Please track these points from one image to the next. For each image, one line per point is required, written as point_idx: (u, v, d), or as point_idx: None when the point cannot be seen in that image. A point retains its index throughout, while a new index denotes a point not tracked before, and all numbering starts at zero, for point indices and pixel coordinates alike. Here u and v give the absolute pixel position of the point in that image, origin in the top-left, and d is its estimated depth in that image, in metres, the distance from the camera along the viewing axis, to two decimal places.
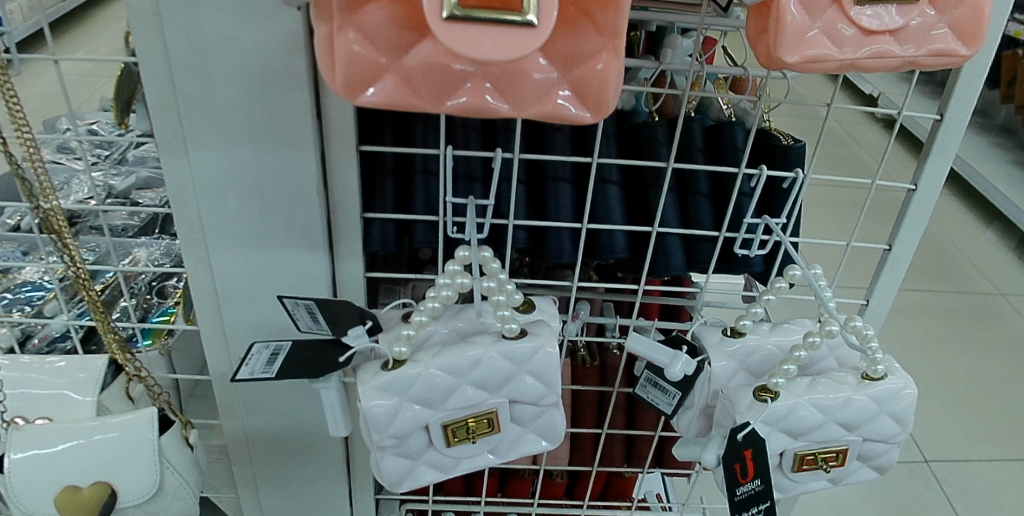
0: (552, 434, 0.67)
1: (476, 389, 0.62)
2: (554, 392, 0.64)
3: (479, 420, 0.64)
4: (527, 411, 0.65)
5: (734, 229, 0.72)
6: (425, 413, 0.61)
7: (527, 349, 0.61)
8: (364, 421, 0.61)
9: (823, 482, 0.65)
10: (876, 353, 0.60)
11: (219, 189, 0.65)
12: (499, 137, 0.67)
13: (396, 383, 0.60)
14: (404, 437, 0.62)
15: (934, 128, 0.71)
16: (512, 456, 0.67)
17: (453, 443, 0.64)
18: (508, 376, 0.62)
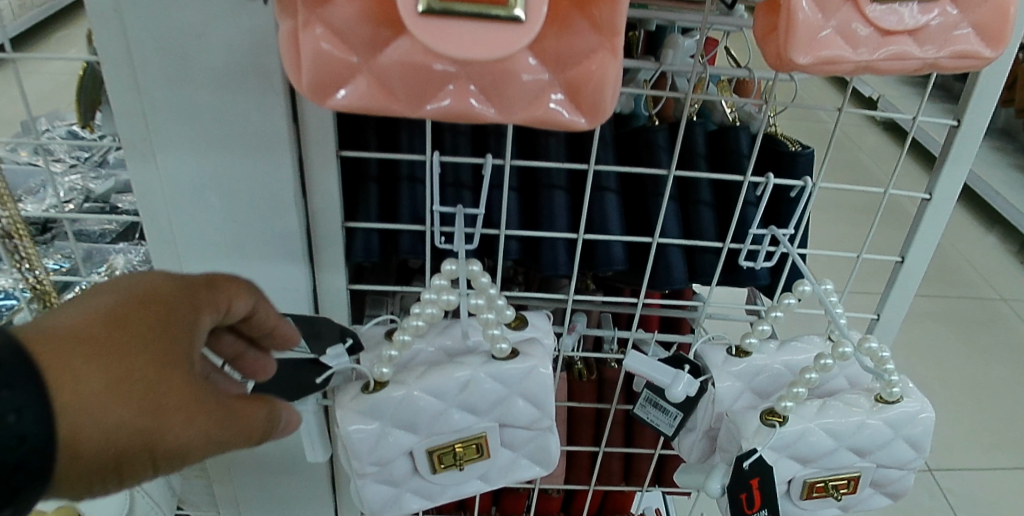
0: (545, 459, 0.63)
1: (464, 413, 0.58)
2: (548, 416, 0.60)
3: (467, 446, 0.60)
4: (519, 436, 0.61)
5: (739, 239, 0.67)
6: (409, 438, 0.58)
7: (519, 371, 0.57)
8: (343, 447, 0.57)
9: (833, 511, 0.61)
10: (892, 376, 0.56)
11: (191, 197, 0.61)
12: (490, 142, 0.63)
13: (379, 406, 0.56)
14: (386, 464, 0.58)
15: (950, 135, 0.67)
16: (503, 482, 0.64)
17: (439, 470, 0.60)
18: (499, 399, 0.58)
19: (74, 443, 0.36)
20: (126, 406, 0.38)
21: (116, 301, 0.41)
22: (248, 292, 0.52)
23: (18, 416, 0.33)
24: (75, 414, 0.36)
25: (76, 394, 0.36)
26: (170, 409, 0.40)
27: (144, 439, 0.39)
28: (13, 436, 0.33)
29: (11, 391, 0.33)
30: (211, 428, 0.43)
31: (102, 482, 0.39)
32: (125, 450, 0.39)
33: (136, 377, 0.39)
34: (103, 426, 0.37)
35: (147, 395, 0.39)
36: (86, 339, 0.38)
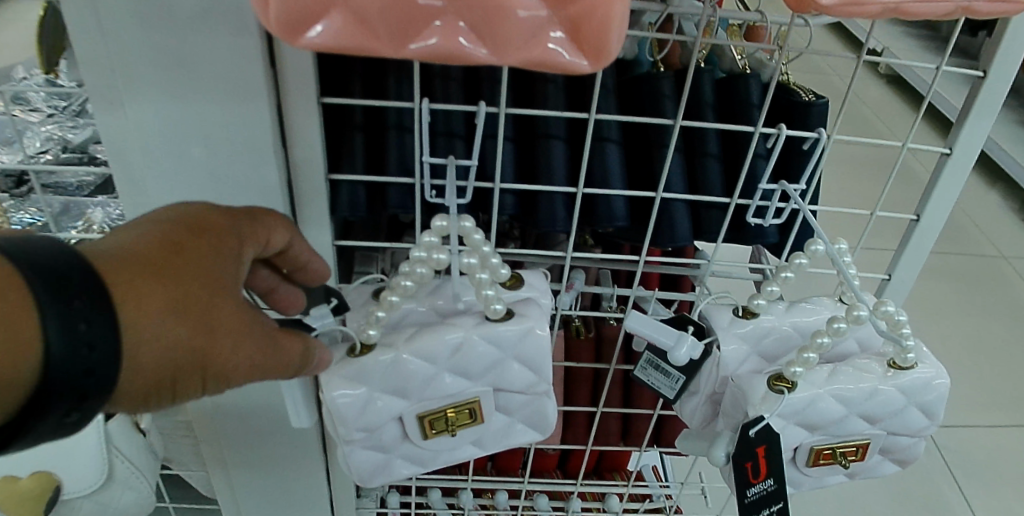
0: (542, 424, 0.61)
1: (456, 377, 0.56)
2: (546, 380, 0.57)
3: (460, 411, 0.57)
4: (514, 401, 0.59)
5: (748, 195, 0.63)
6: (398, 404, 0.55)
7: (514, 333, 0.54)
8: (329, 414, 0.54)
9: (839, 477, 0.59)
10: (908, 341, 0.53)
11: (161, 148, 0.57)
12: (484, 90, 0.58)
13: (365, 370, 0.53)
14: (375, 430, 0.56)
15: (976, 86, 0.62)
16: (498, 448, 0.62)
17: (431, 436, 0.58)
18: (494, 363, 0.56)
19: (135, 356, 0.40)
20: (178, 324, 0.42)
21: (166, 234, 0.45)
22: (286, 227, 0.54)
23: (88, 325, 0.37)
24: (137, 334, 0.40)
25: (138, 316, 0.40)
26: (215, 335, 0.44)
27: (195, 355, 0.43)
28: (88, 343, 0.37)
29: (82, 303, 0.37)
30: (251, 354, 0.46)
31: (160, 393, 0.43)
32: (179, 365, 0.42)
33: (186, 300, 0.42)
34: (159, 341, 0.41)
35: (194, 315, 0.43)
36: (141, 264, 0.42)
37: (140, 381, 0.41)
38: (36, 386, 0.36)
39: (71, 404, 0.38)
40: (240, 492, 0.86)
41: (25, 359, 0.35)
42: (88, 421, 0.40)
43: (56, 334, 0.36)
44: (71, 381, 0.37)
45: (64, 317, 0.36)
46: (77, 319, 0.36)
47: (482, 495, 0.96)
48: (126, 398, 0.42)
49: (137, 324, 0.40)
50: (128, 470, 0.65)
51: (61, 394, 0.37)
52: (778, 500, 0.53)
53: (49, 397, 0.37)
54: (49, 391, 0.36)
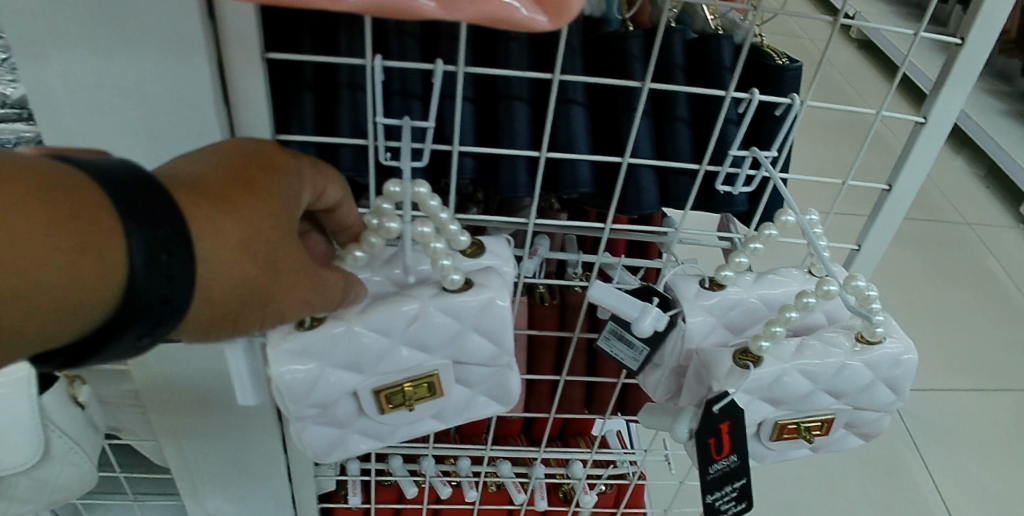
0: (506, 396, 0.59)
1: (412, 350, 0.53)
2: (508, 353, 0.55)
3: (418, 386, 0.55)
4: (474, 374, 0.57)
5: (717, 162, 0.61)
6: (351, 379, 0.53)
7: (472, 304, 0.52)
8: (277, 391, 0.52)
9: (803, 451, 0.59)
10: (875, 315, 0.52)
11: (92, 105, 0.52)
12: (442, 47, 0.55)
13: (315, 345, 0.50)
14: (328, 406, 0.54)
15: (954, 53, 0.60)
16: (460, 420, 0.60)
17: (387, 411, 0.56)
18: (452, 335, 0.53)
19: (206, 289, 0.40)
20: (246, 262, 0.42)
21: (237, 168, 0.44)
22: (342, 186, 0.50)
23: (168, 256, 0.37)
24: (208, 266, 0.40)
25: (211, 249, 0.40)
26: (279, 273, 0.44)
27: (258, 293, 0.43)
28: (167, 272, 0.37)
29: (165, 233, 0.37)
30: (306, 293, 0.46)
31: (222, 325, 0.43)
32: (244, 301, 0.43)
33: (256, 237, 0.42)
34: (230, 275, 0.41)
35: (263, 253, 0.43)
36: (212, 197, 0.41)
37: (205, 314, 0.41)
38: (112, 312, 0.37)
39: (144, 331, 0.38)
40: (194, 462, 0.83)
41: (107, 285, 0.36)
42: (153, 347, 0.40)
43: (138, 263, 0.36)
44: (149, 309, 0.37)
45: (149, 246, 0.36)
46: (158, 251, 0.37)
47: (444, 462, 0.95)
48: (192, 329, 0.42)
49: (208, 258, 0.40)
50: (67, 447, 0.62)
51: (137, 321, 0.37)
52: (741, 476, 0.53)
53: (124, 324, 0.37)
54: (126, 317, 0.37)
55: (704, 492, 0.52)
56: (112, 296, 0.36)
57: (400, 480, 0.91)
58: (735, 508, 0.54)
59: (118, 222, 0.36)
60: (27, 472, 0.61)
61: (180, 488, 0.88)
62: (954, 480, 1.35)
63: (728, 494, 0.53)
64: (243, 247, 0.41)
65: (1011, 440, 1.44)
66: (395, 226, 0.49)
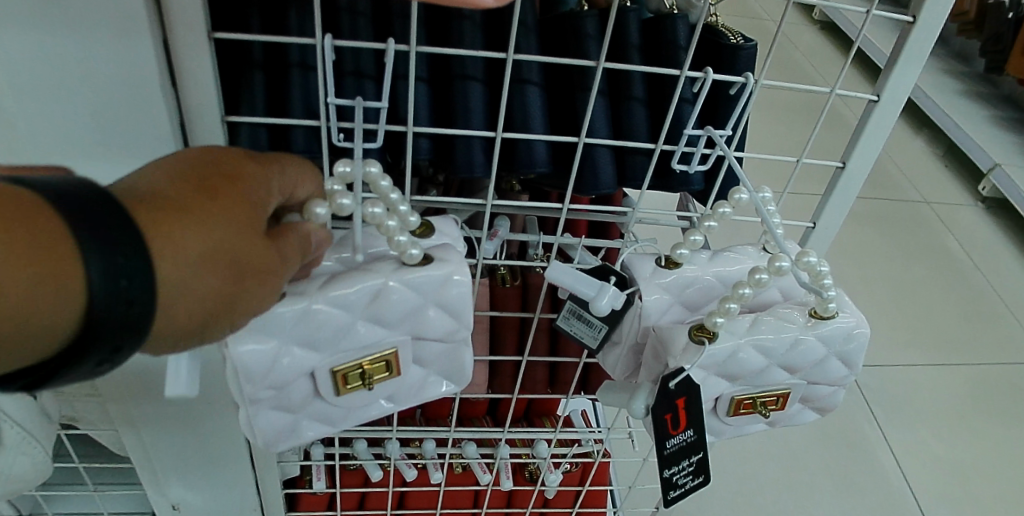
0: (460, 376, 0.59)
1: (371, 328, 0.53)
2: (467, 328, 0.55)
3: (376, 365, 0.55)
4: (431, 352, 0.57)
5: (673, 141, 0.61)
6: (309, 356, 0.52)
7: (435, 278, 0.52)
8: (231, 371, 0.51)
9: (760, 425, 0.60)
10: (828, 292, 0.53)
11: (30, 88, 0.51)
12: (394, 26, 0.54)
13: (275, 322, 0.50)
14: (284, 388, 0.53)
15: (905, 31, 0.61)
16: (414, 402, 0.60)
17: (343, 392, 0.56)
18: (412, 310, 0.53)
19: (170, 308, 0.38)
20: (214, 276, 0.40)
21: (202, 175, 0.42)
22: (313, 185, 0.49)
23: (130, 281, 0.35)
24: (173, 285, 0.38)
25: (176, 267, 0.38)
26: (249, 285, 0.42)
27: (227, 307, 0.41)
28: (128, 299, 0.35)
29: (125, 257, 0.35)
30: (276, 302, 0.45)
31: (189, 341, 0.41)
32: (213, 315, 0.41)
33: (225, 248, 0.40)
34: (197, 293, 0.39)
35: (232, 266, 0.41)
36: (175, 208, 0.39)
37: (169, 332, 0.39)
38: (67, 339, 0.35)
39: (102, 357, 0.36)
40: (155, 450, 0.82)
41: (62, 311, 0.34)
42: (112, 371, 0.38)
43: (94, 288, 0.34)
44: (109, 337, 0.35)
45: (108, 271, 0.34)
46: (119, 276, 0.34)
47: (409, 445, 0.95)
48: (156, 349, 0.40)
49: (172, 275, 0.38)
50: (19, 437, 0.61)
51: (96, 347, 0.35)
52: (698, 450, 0.54)
53: (80, 351, 0.35)
54: (82, 344, 0.35)
55: (662, 467, 0.53)
56: (67, 320, 0.34)
57: (365, 464, 0.90)
58: (691, 482, 0.55)
59: (74, 246, 0.34)
60: None
61: (141, 477, 0.87)
62: (911, 450, 1.40)
63: (685, 468, 0.54)
64: (209, 262, 0.39)
65: (965, 411, 1.49)
66: (347, 202, 0.47)
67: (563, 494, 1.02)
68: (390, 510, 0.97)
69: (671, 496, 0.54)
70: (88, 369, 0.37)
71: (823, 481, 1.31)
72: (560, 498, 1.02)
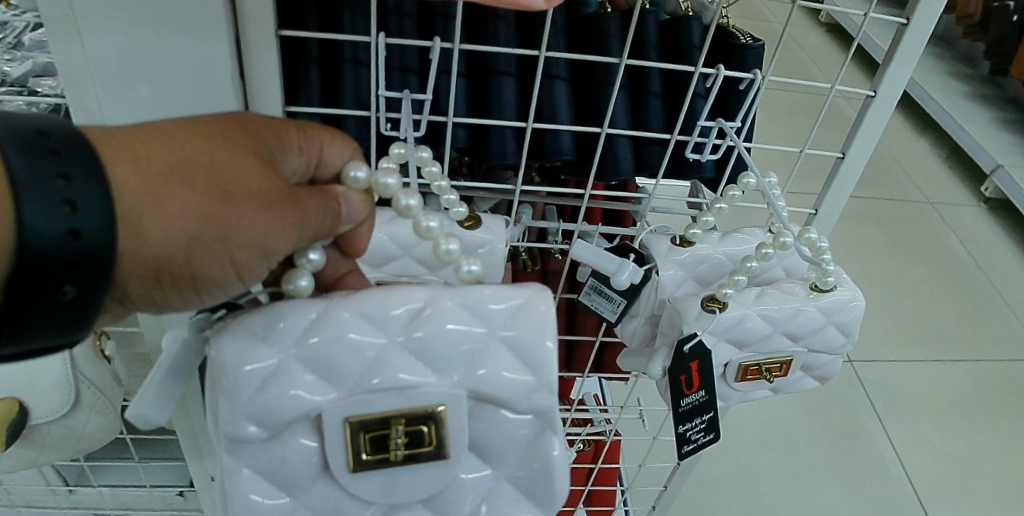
0: (547, 499, 0.51)
1: (410, 366, 0.46)
2: (547, 387, 0.48)
3: (412, 427, 0.46)
4: (492, 425, 0.48)
5: (686, 132, 0.67)
6: (318, 391, 0.45)
7: (505, 306, 0.47)
8: (214, 389, 0.45)
9: (764, 391, 0.65)
10: (828, 265, 0.59)
11: (117, 82, 0.57)
12: (437, 25, 0.60)
13: (280, 327, 0.45)
14: (279, 432, 0.46)
15: (899, 33, 0.67)
16: (462, 513, 0.50)
17: (359, 466, 0.46)
18: (470, 348, 0.47)
19: (136, 221, 0.41)
20: (184, 191, 0.42)
21: (187, 119, 0.45)
22: (342, 151, 0.50)
23: (68, 183, 0.38)
24: (137, 199, 0.41)
25: (138, 182, 0.41)
26: (232, 210, 0.43)
27: (210, 227, 0.43)
28: (67, 201, 0.37)
29: (58, 160, 0.37)
30: (274, 237, 0.44)
31: (173, 271, 0.43)
32: (192, 237, 0.42)
33: (193, 167, 0.43)
34: (165, 208, 0.41)
35: (203, 185, 0.42)
36: (156, 138, 0.43)
37: (145, 253, 0.41)
38: (12, 267, 0.37)
39: (65, 277, 0.39)
40: (198, 426, 0.89)
41: (1, 238, 0.36)
42: (85, 297, 0.40)
43: (31, 208, 0.37)
44: (52, 241, 0.37)
45: (38, 172, 0.37)
46: (53, 174, 0.37)
47: None
48: (140, 272, 0.42)
49: (139, 190, 0.41)
50: (95, 397, 0.70)
51: (41, 251, 0.37)
52: (708, 409, 0.60)
53: (34, 269, 0.38)
54: (32, 267, 0.37)
55: (677, 423, 0.59)
56: (8, 249, 0.37)
57: None
58: (702, 438, 0.61)
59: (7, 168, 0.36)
60: (57, 421, 0.68)
61: (186, 452, 0.93)
62: (907, 438, 1.46)
63: (698, 425, 0.60)
64: (177, 179, 0.42)
65: (960, 401, 1.55)
66: (392, 182, 0.49)
67: (576, 473, 1.07)
68: None
69: (685, 450, 0.60)
70: (60, 297, 0.39)
71: (822, 466, 1.38)
72: (573, 477, 1.07)
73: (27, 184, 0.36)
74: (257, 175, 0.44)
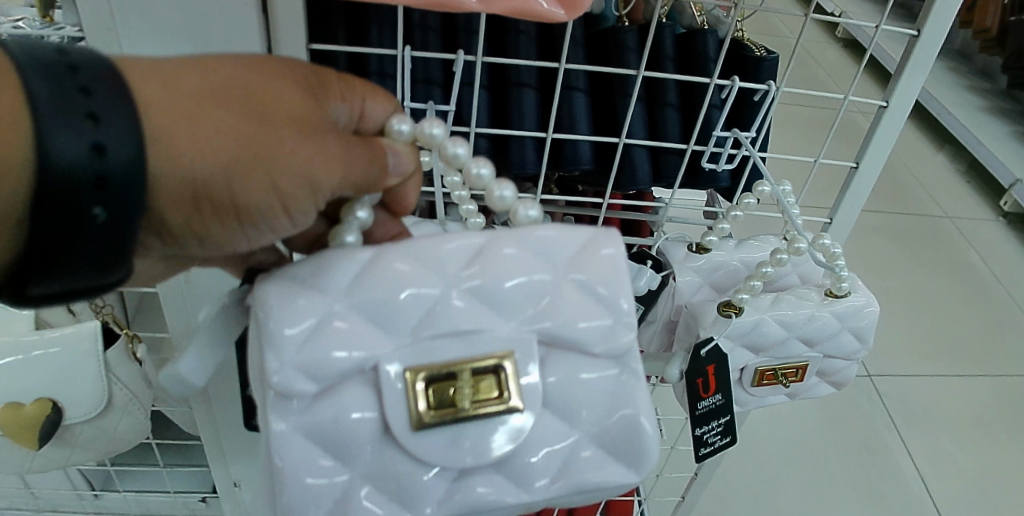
0: (638, 457, 0.49)
1: (471, 309, 0.45)
2: (625, 323, 0.48)
3: (477, 375, 0.44)
4: (566, 373, 0.47)
5: (703, 142, 0.69)
6: (376, 338, 0.43)
7: (567, 243, 0.48)
8: (257, 341, 0.43)
9: (781, 396, 0.66)
10: (841, 270, 0.60)
11: None
12: (460, 39, 0.62)
13: (333, 272, 0.44)
14: (330, 387, 0.43)
15: (909, 45, 0.68)
16: (540, 479, 0.47)
17: (423, 422, 0.43)
18: (536, 289, 0.46)
19: (168, 141, 0.38)
20: (217, 111, 0.39)
21: (224, 53, 0.43)
22: (387, 101, 0.48)
23: (88, 97, 0.35)
24: (167, 118, 0.38)
25: (166, 100, 0.38)
26: (273, 137, 0.40)
27: (251, 150, 0.39)
28: (88, 114, 0.34)
29: (76, 75, 0.35)
30: (320, 164, 0.41)
31: (212, 199, 0.40)
32: (230, 160, 0.39)
33: (228, 89, 0.40)
34: (200, 129, 0.38)
35: (238, 107, 0.40)
36: (188, 64, 0.40)
37: (179, 175, 0.38)
38: (34, 193, 0.34)
39: (93, 198, 0.35)
40: (224, 430, 0.90)
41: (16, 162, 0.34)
42: (111, 223, 0.36)
43: (52, 129, 0.34)
44: (73, 155, 0.34)
45: (55, 85, 0.34)
46: (70, 86, 0.34)
47: None
48: (172, 200, 0.39)
49: (166, 110, 0.38)
50: (127, 398, 0.72)
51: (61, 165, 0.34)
52: (725, 413, 0.61)
53: (58, 191, 0.34)
54: (57, 191, 0.34)
55: (694, 426, 0.60)
56: (25, 179, 0.34)
57: None
58: (719, 441, 0.62)
59: (23, 88, 0.34)
60: (90, 421, 0.71)
61: (208, 455, 0.94)
62: (927, 451, 1.45)
63: (715, 428, 0.61)
64: (212, 101, 0.39)
65: (980, 415, 1.54)
66: (438, 132, 0.49)
67: None
68: None
69: (702, 452, 0.61)
70: (90, 222, 0.36)
71: (841, 479, 1.37)
72: None
73: (49, 109, 0.34)
74: (296, 104, 0.42)
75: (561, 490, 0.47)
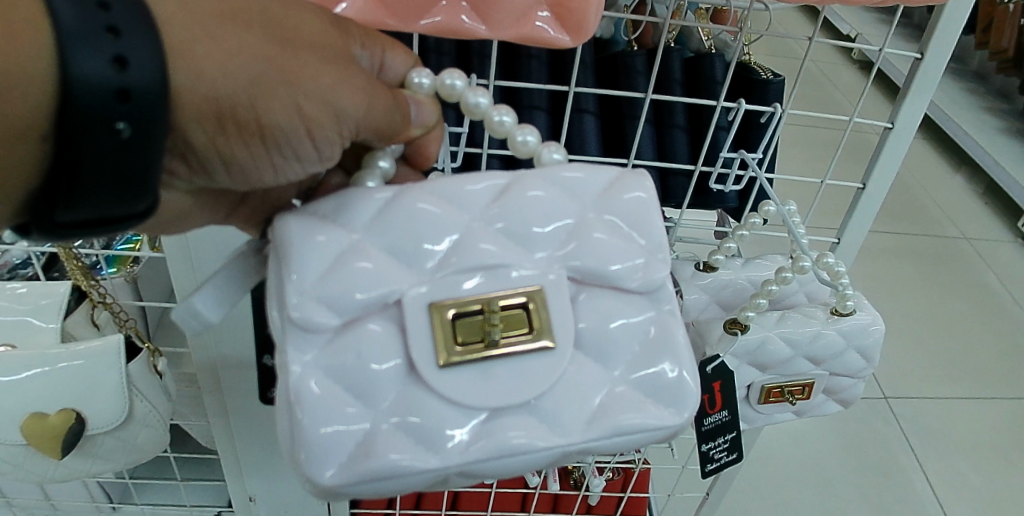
0: (676, 397, 0.49)
1: (499, 245, 0.48)
2: (658, 259, 0.50)
3: (505, 311, 0.46)
4: (599, 314, 0.49)
5: (710, 163, 0.70)
6: (399, 272, 0.46)
7: (588, 180, 0.51)
8: (279, 270, 0.46)
9: (788, 414, 0.67)
10: (846, 289, 0.61)
11: None
12: (474, 63, 0.65)
13: (353, 210, 0.47)
14: (352, 321, 0.46)
15: (913, 68, 0.69)
16: (573, 421, 0.47)
17: (450, 358, 0.45)
18: (565, 228, 0.49)
19: (194, 58, 0.40)
20: (242, 35, 0.42)
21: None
22: (407, 54, 0.51)
23: (109, 11, 0.37)
24: (195, 37, 0.40)
25: (193, 21, 0.40)
26: (295, 62, 0.43)
27: (273, 72, 0.42)
28: (110, 27, 0.36)
29: None
30: (338, 90, 0.44)
31: (238, 119, 0.42)
32: (255, 78, 0.42)
33: (254, 16, 0.43)
34: (225, 48, 0.41)
35: (263, 31, 0.43)
36: None
37: (206, 90, 0.40)
38: (60, 111, 0.37)
39: (117, 112, 0.37)
40: (241, 442, 0.92)
41: (40, 85, 0.36)
42: (137, 135, 0.38)
43: (79, 50, 0.36)
44: (95, 67, 0.36)
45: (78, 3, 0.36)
46: (90, 2, 0.36)
47: None
48: (199, 116, 0.41)
49: (194, 30, 0.40)
50: (147, 411, 0.74)
51: (85, 74, 0.36)
52: (731, 429, 0.63)
53: (83, 104, 0.37)
54: (81, 107, 0.37)
55: (701, 441, 0.63)
56: (52, 99, 0.37)
57: None
58: (725, 457, 0.64)
59: (49, 16, 0.36)
60: (111, 432, 0.73)
61: (225, 467, 0.95)
62: (944, 475, 1.44)
63: (721, 444, 0.63)
64: (238, 26, 0.42)
65: (1000, 440, 1.52)
66: (458, 83, 0.51)
67: (605, 502, 1.06)
68: (444, 511, 1.01)
69: (709, 468, 0.64)
70: (115, 136, 0.38)
71: (854, 501, 1.36)
72: (602, 505, 1.06)
73: (74, 33, 0.36)
74: (318, 35, 0.45)
75: (598, 435, 0.47)
